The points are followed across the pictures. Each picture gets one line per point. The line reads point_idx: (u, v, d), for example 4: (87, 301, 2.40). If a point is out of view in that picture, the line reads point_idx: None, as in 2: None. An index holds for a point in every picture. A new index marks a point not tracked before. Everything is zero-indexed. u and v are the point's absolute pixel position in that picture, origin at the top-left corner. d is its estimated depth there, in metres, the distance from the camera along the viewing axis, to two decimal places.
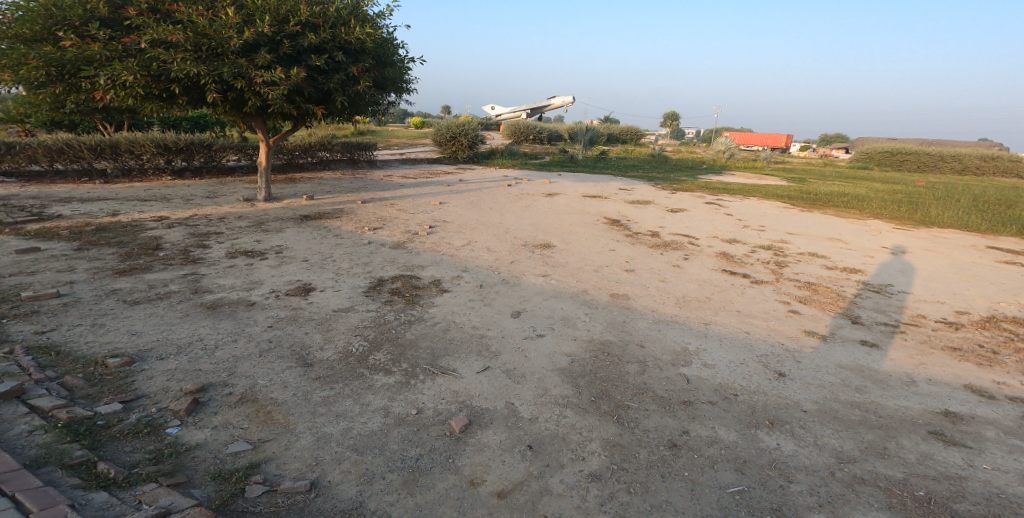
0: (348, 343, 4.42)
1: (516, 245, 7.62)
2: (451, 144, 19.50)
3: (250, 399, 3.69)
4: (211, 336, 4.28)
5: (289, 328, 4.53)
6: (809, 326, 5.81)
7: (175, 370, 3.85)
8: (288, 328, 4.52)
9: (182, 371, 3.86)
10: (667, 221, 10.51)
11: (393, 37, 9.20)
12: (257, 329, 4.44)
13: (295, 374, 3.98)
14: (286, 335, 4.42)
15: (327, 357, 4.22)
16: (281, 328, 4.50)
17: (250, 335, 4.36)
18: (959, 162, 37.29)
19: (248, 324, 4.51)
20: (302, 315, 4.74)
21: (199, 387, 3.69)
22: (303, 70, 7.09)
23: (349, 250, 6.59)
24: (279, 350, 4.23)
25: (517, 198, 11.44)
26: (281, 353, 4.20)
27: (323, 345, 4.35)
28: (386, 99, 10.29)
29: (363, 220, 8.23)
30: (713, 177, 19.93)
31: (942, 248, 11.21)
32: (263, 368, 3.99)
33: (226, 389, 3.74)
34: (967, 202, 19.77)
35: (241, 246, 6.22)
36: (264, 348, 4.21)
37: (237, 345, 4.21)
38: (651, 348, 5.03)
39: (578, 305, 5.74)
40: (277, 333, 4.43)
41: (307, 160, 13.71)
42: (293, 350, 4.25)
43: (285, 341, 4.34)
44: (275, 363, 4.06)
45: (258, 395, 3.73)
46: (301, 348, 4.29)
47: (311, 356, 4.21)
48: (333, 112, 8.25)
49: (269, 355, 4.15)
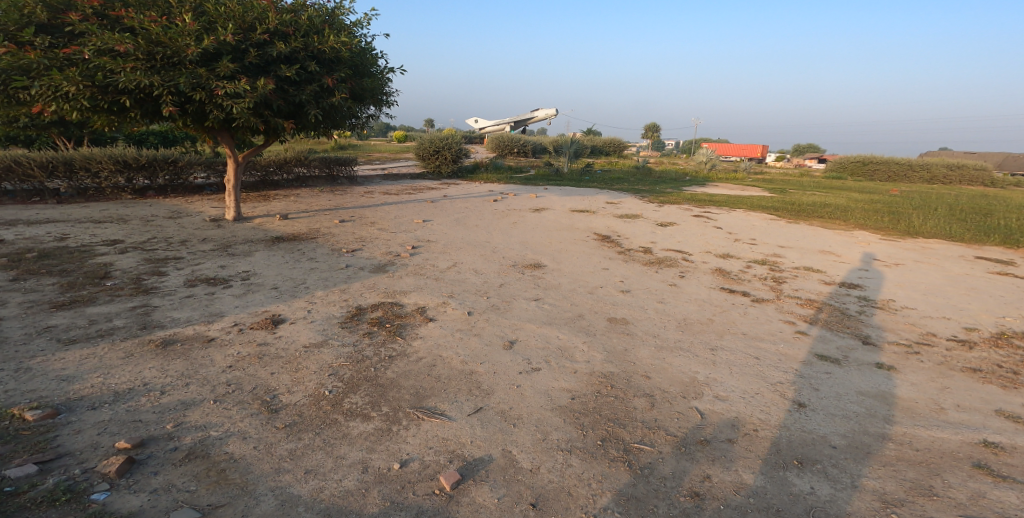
0: (320, 385, 3.89)
1: (504, 265, 7.16)
2: (433, 158, 19.01)
3: (200, 455, 3.14)
4: (157, 380, 3.71)
5: (251, 367, 3.98)
6: (819, 348, 5.43)
7: (109, 422, 3.28)
8: (250, 367, 3.97)
9: (118, 423, 3.29)
10: (658, 237, 10.17)
11: (370, 47, 8.76)
12: (214, 370, 3.88)
13: (255, 423, 3.44)
14: (248, 377, 3.87)
15: (295, 402, 3.68)
16: (242, 368, 3.95)
17: (205, 377, 3.80)
18: (928, 171, 38.12)
19: (203, 364, 3.95)
20: (267, 352, 4.19)
21: (137, 443, 3.13)
22: (271, 81, 6.60)
23: (324, 275, 6.06)
24: (239, 395, 3.67)
25: (503, 215, 11.01)
26: (240, 398, 3.64)
27: (291, 387, 3.82)
28: (365, 112, 9.79)
29: (340, 241, 7.69)
30: (697, 190, 19.78)
31: (933, 259, 11.04)
32: (218, 417, 3.44)
33: (171, 444, 3.18)
34: (944, 211, 19.96)
35: (202, 273, 5.66)
36: (220, 393, 3.66)
37: (188, 389, 3.65)
38: (657, 379, 4.59)
39: (575, 332, 5.28)
40: (237, 375, 3.88)
41: (282, 177, 13.12)
42: (256, 394, 3.70)
43: (246, 384, 3.79)
44: (233, 411, 3.51)
45: (210, 450, 3.18)
46: (265, 391, 3.75)
47: (277, 401, 3.67)
48: (306, 127, 7.74)
49: (225, 400, 3.60)
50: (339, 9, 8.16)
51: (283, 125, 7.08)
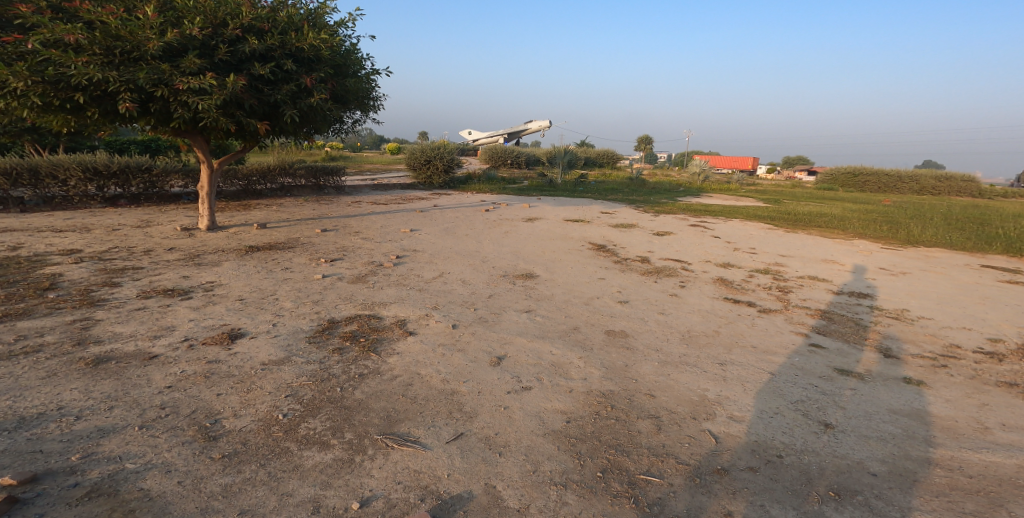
0: (274, 407, 3.40)
1: (494, 276, 6.70)
2: (424, 168, 18.62)
3: (105, 492, 2.63)
4: (77, 403, 3.20)
5: (194, 388, 3.48)
6: (838, 362, 4.99)
7: (2, 454, 2.77)
8: (192, 388, 3.47)
9: (13, 455, 2.78)
10: (656, 246, 9.75)
11: (356, 49, 8.35)
12: (148, 391, 3.38)
13: (185, 453, 2.93)
14: (187, 399, 3.37)
15: (241, 427, 3.18)
16: (182, 388, 3.46)
17: (135, 400, 3.30)
18: (917, 183, 38.16)
19: (136, 384, 3.44)
20: (217, 371, 3.69)
21: (28, 478, 2.62)
22: (242, 79, 6.15)
23: (296, 286, 5.57)
24: (172, 420, 3.17)
25: (495, 224, 10.57)
26: (173, 423, 3.14)
27: (239, 411, 3.32)
28: (350, 116, 9.34)
29: (320, 251, 7.21)
30: (692, 200, 19.49)
31: (938, 267, 10.70)
32: (138, 447, 2.93)
33: (72, 479, 2.67)
34: (939, 220, 19.71)
35: (160, 284, 5.15)
36: (149, 418, 3.16)
37: (111, 414, 3.14)
38: (662, 398, 4.13)
39: (570, 346, 4.81)
40: (174, 396, 3.38)
41: (266, 186, 12.62)
42: (193, 419, 3.20)
43: (184, 407, 3.29)
44: (161, 439, 3.01)
45: (119, 487, 2.68)
46: (206, 415, 3.25)
47: (218, 427, 3.16)
48: (284, 129, 7.29)
49: (154, 426, 3.10)
50: (322, 8, 7.77)
51: (256, 127, 6.61)
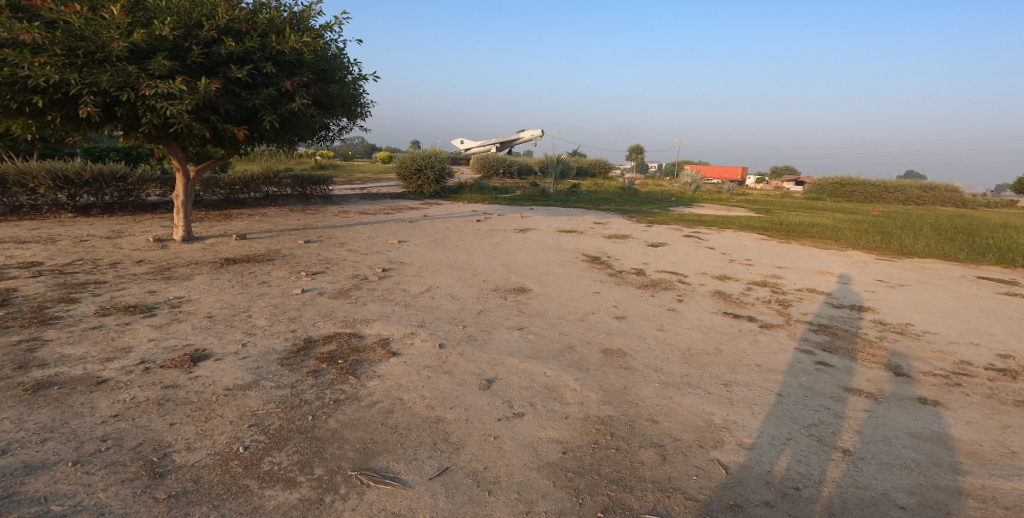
0: (235, 439, 3.05)
1: (485, 290, 6.38)
2: (415, 178, 18.31)
3: None
4: (5, 436, 2.85)
5: (144, 417, 3.12)
6: (849, 382, 4.71)
7: None
8: (142, 417, 3.12)
9: None
10: (651, 257, 9.50)
11: (342, 53, 8.05)
12: (90, 421, 3.03)
13: (124, 494, 2.58)
14: (135, 429, 3.02)
15: (194, 462, 2.84)
16: (130, 417, 3.10)
17: (73, 431, 2.94)
18: (902, 193, 38.37)
19: (78, 413, 3.09)
20: (172, 397, 3.33)
21: None
22: (217, 82, 5.83)
23: (272, 302, 5.21)
24: (113, 454, 2.82)
25: (486, 235, 10.26)
26: (114, 458, 2.79)
27: (193, 443, 2.97)
28: (337, 123, 9.03)
29: (302, 263, 6.86)
30: (685, 210, 19.32)
31: (936, 279, 10.53)
32: (68, 487, 2.58)
33: None
34: (928, 230, 19.71)
35: (123, 302, 4.80)
36: (86, 452, 2.80)
37: (43, 448, 2.79)
38: (665, 425, 3.84)
39: (565, 367, 4.49)
40: (120, 426, 3.02)
41: (249, 195, 12.19)
42: (138, 453, 2.85)
43: (129, 439, 2.94)
44: (97, 478, 2.66)
45: None
46: (154, 449, 2.89)
47: (167, 462, 2.81)
48: (264, 136, 6.95)
49: (90, 462, 2.74)
50: (307, 12, 7.48)
51: (233, 132, 6.28)
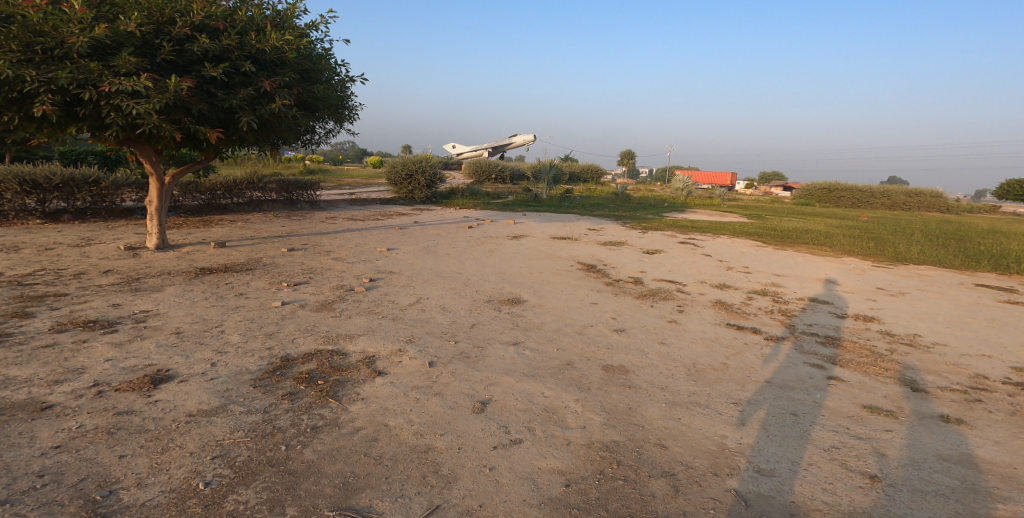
0: (194, 473, 2.69)
1: (477, 301, 6.05)
2: (404, 183, 17.94)
3: None
4: None
5: (91, 447, 2.76)
6: (866, 398, 4.43)
7: None
8: (88, 448, 2.76)
9: None
10: (648, 265, 9.22)
11: (328, 54, 7.71)
12: (27, 454, 2.67)
13: None
14: (78, 463, 2.66)
15: (144, 502, 2.48)
16: (75, 449, 2.74)
17: (6, 465, 2.59)
18: (889, 198, 38.58)
19: (15, 444, 2.73)
20: (126, 424, 2.97)
21: None
22: (188, 81, 5.48)
23: (248, 315, 4.86)
24: (49, 492, 2.47)
25: (478, 242, 9.93)
26: (50, 497, 2.44)
27: (145, 479, 2.61)
28: (323, 126, 8.67)
29: (283, 272, 6.48)
30: (678, 216, 19.11)
31: (936, 287, 10.33)
32: None
33: None
34: (920, 236, 19.64)
35: (84, 317, 4.43)
36: (19, 491, 2.45)
37: None
38: (675, 451, 3.53)
39: (565, 387, 4.17)
40: (61, 459, 2.66)
41: (232, 201, 11.75)
42: (80, 491, 2.49)
43: (70, 474, 2.58)
44: None
45: None
46: (98, 485, 2.54)
47: (112, 502, 2.46)
48: (243, 139, 6.60)
49: (21, 503, 2.39)
50: (290, 10, 7.15)
51: (207, 134, 5.91)
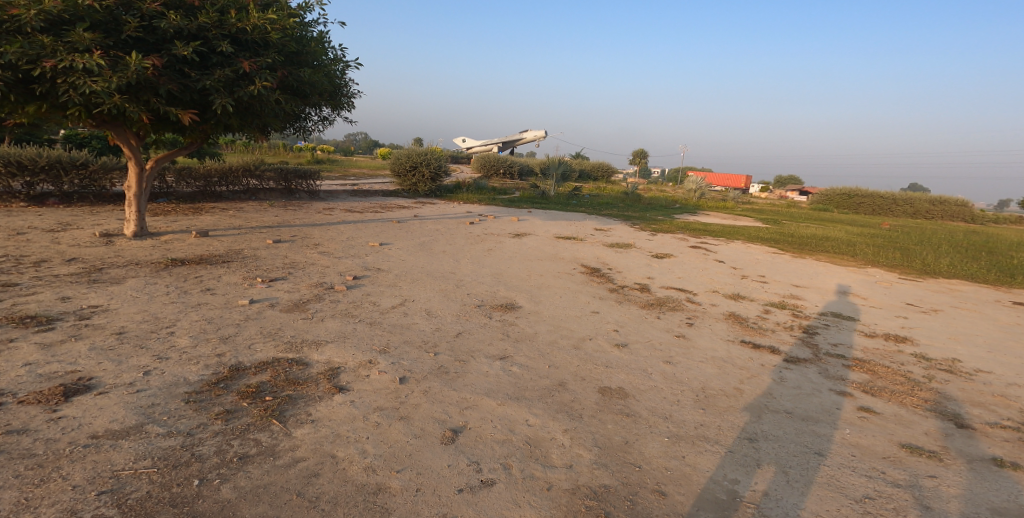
0: (69, 514, 2.32)
1: (467, 306, 5.51)
2: (410, 175, 17.48)
3: None
4: None
5: None
6: (903, 435, 3.82)
7: None
8: None
9: None
10: (657, 271, 8.63)
11: (324, 36, 7.26)
12: None
13: None
14: None
15: None
16: None
17: None
18: (910, 206, 37.38)
19: None
20: (12, 447, 2.62)
21: None
22: (154, 59, 5.13)
23: (207, 314, 4.39)
24: None
25: (478, 240, 9.40)
26: None
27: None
28: (318, 113, 8.21)
29: (261, 266, 6.01)
30: (691, 218, 18.38)
31: (969, 304, 9.55)
32: None
33: None
34: (946, 247, 18.69)
35: (24, 312, 4.01)
36: None
37: None
38: (676, 498, 3.00)
39: (553, 413, 3.65)
40: None
41: (226, 188, 11.35)
42: None
43: None
44: None
45: None
46: None
47: None
48: (224, 123, 6.21)
49: None
50: None
51: (179, 117, 5.55)
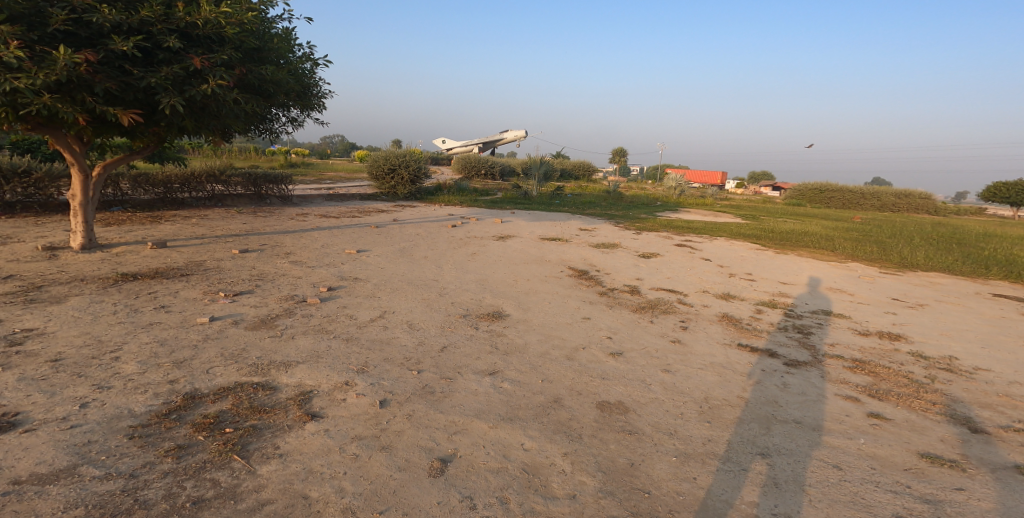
0: None
1: (451, 316, 5.16)
2: (387, 178, 17.00)
3: None
4: None
5: None
6: (920, 442, 3.60)
7: None
8: None
9: None
10: (645, 271, 8.39)
11: (289, 33, 6.84)
12: None
13: None
14: None
15: None
16: None
17: None
18: (878, 199, 38.16)
19: None
20: None
21: None
22: (87, 54, 4.69)
23: (162, 335, 3.99)
24: None
25: (460, 243, 9.04)
26: None
27: None
28: (286, 113, 7.76)
29: (226, 278, 5.57)
30: (672, 215, 18.27)
31: (953, 297, 9.54)
32: None
33: None
34: (920, 240, 18.94)
35: None
36: None
37: None
38: None
39: (550, 434, 3.33)
40: None
41: (189, 195, 10.76)
42: None
43: None
44: None
45: None
46: None
47: None
48: (176, 125, 5.76)
49: None
50: None
51: (120, 117, 5.11)
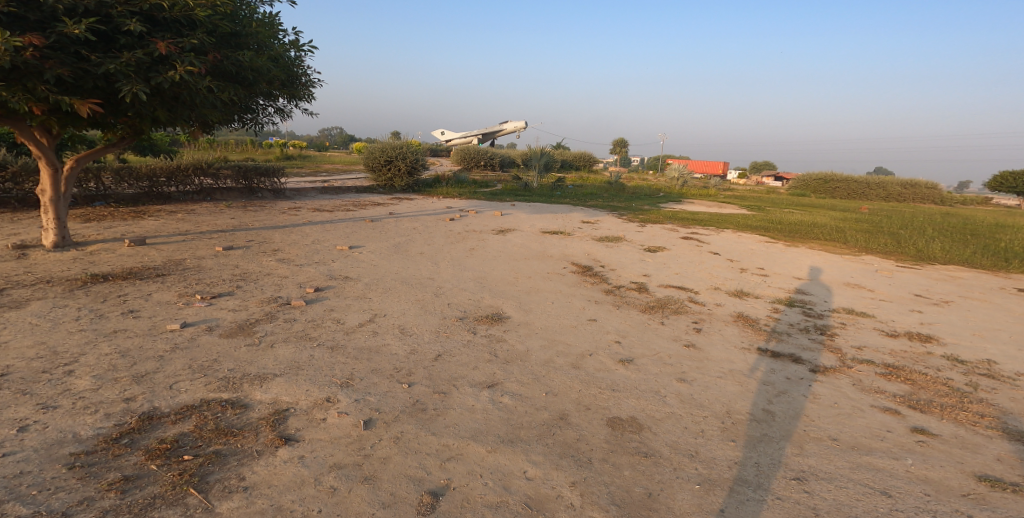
0: None
1: (447, 319, 4.76)
2: (384, 170, 16.53)
3: None
4: None
5: None
6: (975, 462, 3.21)
7: None
8: None
9: None
10: (652, 266, 7.97)
11: (274, 18, 6.43)
12: None
13: None
14: None
15: None
16: None
17: None
18: (885, 190, 37.52)
19: None
20: None
21: None
22: (35, 38, 4.27)
23: (124, 345, 3.60)
24: None
25: (458, 238, 8.64)
26: None
27: None
28: (272, 103, 7.35)
29: (205, 278, 5.18)
30: (677, 207, 17.81)
31: (976, 292, 9.08)
32: None
33: None
34: (933, 231, 18.40)
35: None
36: None
37: None
38: None
39: (557, 458, 2.93)
40: None
41: (174, 189, 10.35)
42: None
43: None
44: None
45: None
46: None
47: None
48: (145, 114, 5.36)
49: None
50: None
51: (76, 107, 4.72)
